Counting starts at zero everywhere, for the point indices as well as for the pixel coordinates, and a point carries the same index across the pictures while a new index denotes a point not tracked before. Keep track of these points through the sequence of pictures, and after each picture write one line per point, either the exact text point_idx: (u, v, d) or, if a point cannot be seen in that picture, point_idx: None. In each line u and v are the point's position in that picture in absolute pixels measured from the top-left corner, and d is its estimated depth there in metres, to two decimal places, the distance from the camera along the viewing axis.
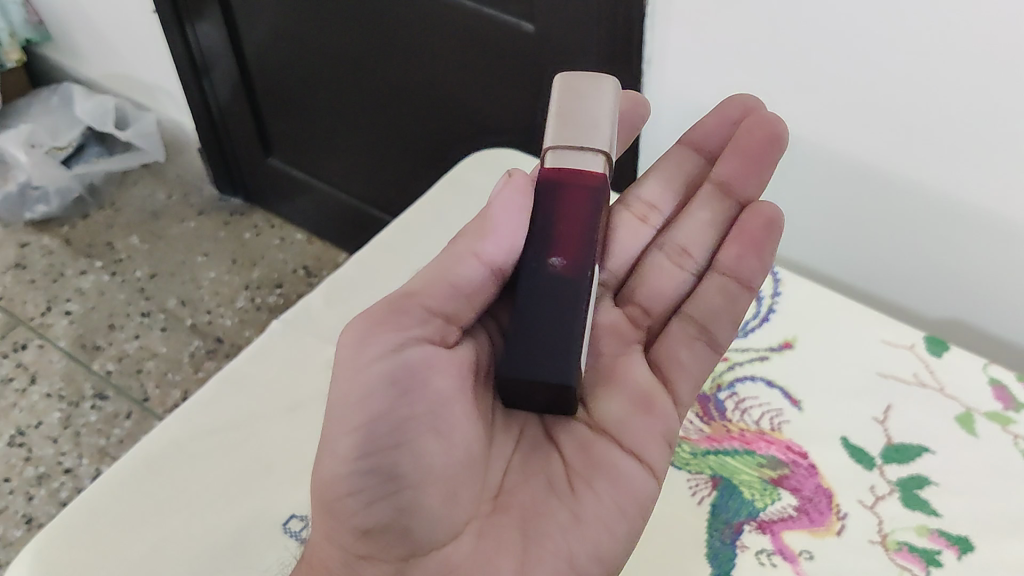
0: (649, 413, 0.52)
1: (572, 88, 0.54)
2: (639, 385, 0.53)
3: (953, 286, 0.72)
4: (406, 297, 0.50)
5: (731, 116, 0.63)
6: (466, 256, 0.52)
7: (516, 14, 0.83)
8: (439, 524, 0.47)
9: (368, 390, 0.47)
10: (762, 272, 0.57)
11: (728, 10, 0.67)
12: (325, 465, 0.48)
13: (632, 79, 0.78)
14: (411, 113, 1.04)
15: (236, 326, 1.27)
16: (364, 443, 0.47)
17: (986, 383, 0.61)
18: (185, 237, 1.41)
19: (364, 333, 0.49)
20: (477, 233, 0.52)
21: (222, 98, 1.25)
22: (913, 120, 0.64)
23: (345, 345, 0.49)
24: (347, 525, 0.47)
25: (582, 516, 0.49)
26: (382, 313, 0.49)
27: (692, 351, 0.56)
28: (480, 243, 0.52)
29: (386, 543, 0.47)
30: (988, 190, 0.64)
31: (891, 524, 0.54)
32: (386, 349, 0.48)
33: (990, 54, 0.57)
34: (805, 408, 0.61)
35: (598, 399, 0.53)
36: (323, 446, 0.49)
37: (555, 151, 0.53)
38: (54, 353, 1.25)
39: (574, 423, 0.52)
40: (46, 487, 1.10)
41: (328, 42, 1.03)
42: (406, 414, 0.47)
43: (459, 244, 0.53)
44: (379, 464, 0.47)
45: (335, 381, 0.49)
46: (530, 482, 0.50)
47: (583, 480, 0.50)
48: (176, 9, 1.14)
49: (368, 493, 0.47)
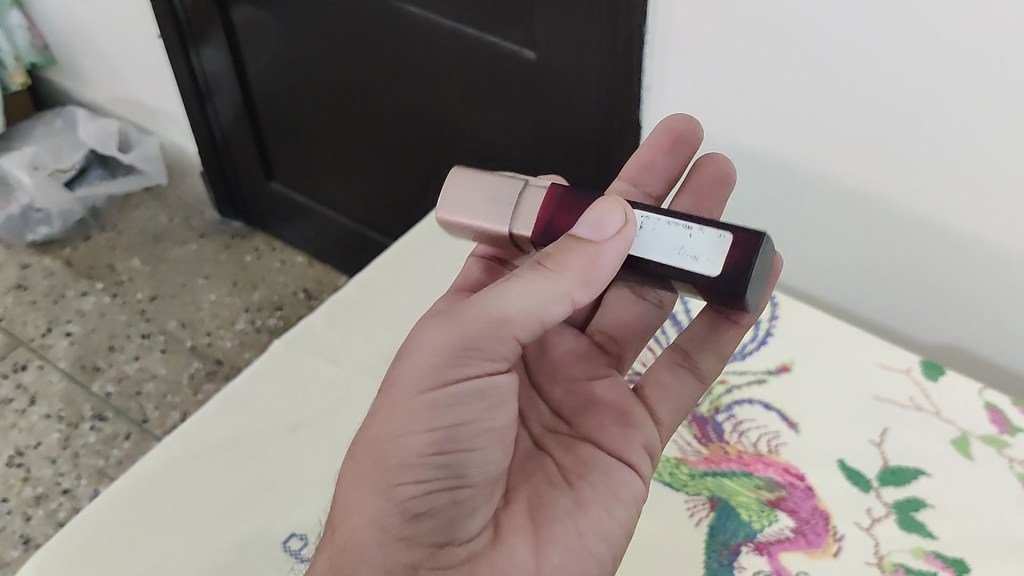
0: (629, 425, 0.52)
1: (464, 180, 0.50)
2: (614, 402, 0.53)
3: (948, 311, 0.72)
4: (503, 324, 0.44)
5: (663, 145, 0.60)
6: (562, 298, 0.44)
7: (518, 41, 0.84)
8: (475, 515, 0.46)
9: (458, 398, 0.44)
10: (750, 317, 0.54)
11: (728, 34, 0.68)
12: (390, 450, 0.44)
13: (630, 106, 0.79)
14: (413, 139, 1.04)
15: (236, 348, 1.28)
16: (441, 440, 0.44)
17: (982, 408, 0.62)
18: (186, 260, 1.42)
19: (460, 347, 0.44)
20: (579, 278, 0.44)
21: (225, 123, 1.26)
22: (909, 148, 0.65)
23: (430, 350, 0.44)
24: (399, 504, 0.43)
25: (584, 504, 0.49)
26: (476, 339, 0.44)
27: (675, 375, 0.55)
28: (582, 289, 0.45)
29: (431, 526, 0.44)
30: (980, 217, 0.65)
31: (887, 546, 0.55)
32: (477, 371, 0.45)
33: (983, 82, 0.58)
34: (801, 430, 0.61)
35: (581, 413, 0.53)
36: (383, 430, 0.44)
37: (519, 222, 0.48)
38: (54, 373, 1.25)
39: (560, 435, 0.53)
40: (43, 508, 1.10)
41: (330, 66, 1.04)
42: (488, 427, 0.46)
43: (555, 284, 0.44)
44: (450, 461, 0.44)
45: (416, 386, 0.44)
46: (531, 479, 0.50)
47: (578, 475, 0.50)
48: (181, 34, 1.16)
49: (436, 483, 0.44)
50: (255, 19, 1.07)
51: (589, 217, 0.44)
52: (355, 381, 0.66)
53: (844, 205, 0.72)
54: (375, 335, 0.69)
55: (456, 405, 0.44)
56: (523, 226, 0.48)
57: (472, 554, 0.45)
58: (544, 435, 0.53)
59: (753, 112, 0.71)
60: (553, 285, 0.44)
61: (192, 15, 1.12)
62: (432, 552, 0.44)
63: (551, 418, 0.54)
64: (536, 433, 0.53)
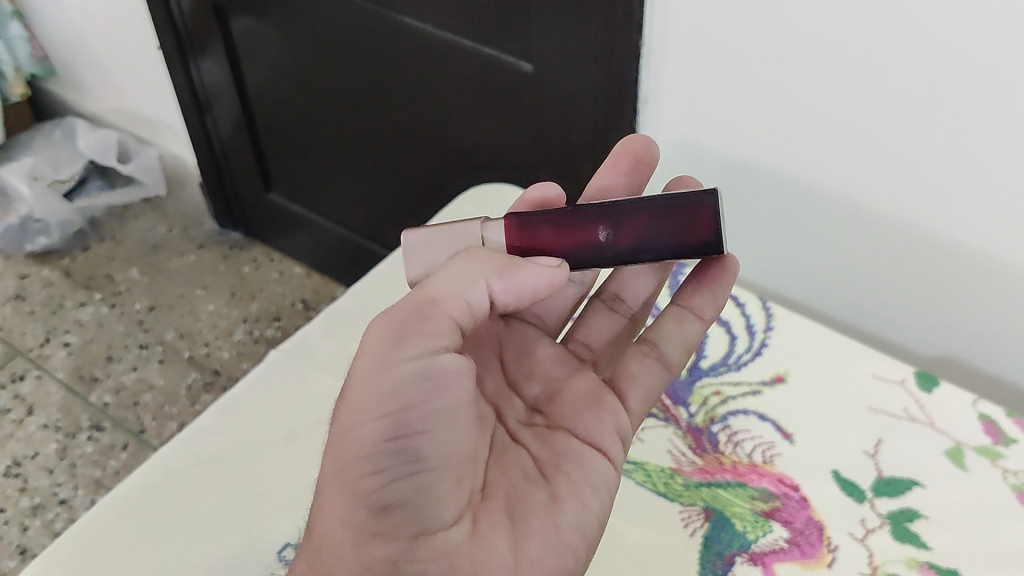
0: (599, 409, 0.53)
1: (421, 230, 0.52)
2: (586, 390, 0.54)
3: (942, 322, 0.73)
4: (430, 304, 0.46)
5: (622, 168, 0.57)
6: (478, 279, 0.46)
7: (515, 53, 0.84)
8: (447, 505, 0.45)
9: (403, 382, 0.45)
10: (713, 304, 0.56)
11: (722, 45, 0.68)
12: (348, 444, 0.45)
13: (627, 119, 0.79)
14: (410, 150, 1.05)
15: (233, 359, 1.28)
16: (391, 424, 0.45)
17: (975, 418, 0.62)
18: (184, 270, 1.42)
19: (396, 330, 0.46)
20: (491, 259, 0.46)
21: (225, 134, 1.26)
22: (904, 161, 0.65)
23: (371, 343, 0.46)
24: (364, 500, 0.44)
25: (559, 496, 0.49)
26: (407, 324, 0.46)
27: (643, 364, 0.56)
28: (493, 271, 0.46)
29: (401, 520, 0.44)
30: (974, 228, 0.65)
31: (881, 556, 0.55)
32: (418, 352, 0.45)
33: (980, 97, 0.58)
34: (796, 441, 0.61)
35: (556, 405, 0.54)
36: (341, 428, 0.46)
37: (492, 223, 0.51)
38: (51, 384, 1.25)
39: (535, 428, 0.53)
40: (40, 518, 1.10)
41: (328, 78, 1.05)
42: (439, 409, 0.46)
43: (467, 269, 0.47)
44: (404, 446, 0.45)
45: (358, 378, 0.46)
46: (507, 473, 0.50)
47: (553, 467, 0.50)
48: (180, 45, 1.16)
49: (395, 471, 0.44)
50: (254, 30, 1.07)
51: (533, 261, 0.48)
52: None
53: (839, 216, 0.72)
54: None
55: (401, 388, 0.45)
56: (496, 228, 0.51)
57: (448, 546, 0.45)
58: (519, 428, 0.53)
59: (748, 125, 0.72)
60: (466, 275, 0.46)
61: (191, 26, 1.13)
62: (409, 545, 0.44)
63: (526, 413, 0.54)
64: (512, 426, 0.53)
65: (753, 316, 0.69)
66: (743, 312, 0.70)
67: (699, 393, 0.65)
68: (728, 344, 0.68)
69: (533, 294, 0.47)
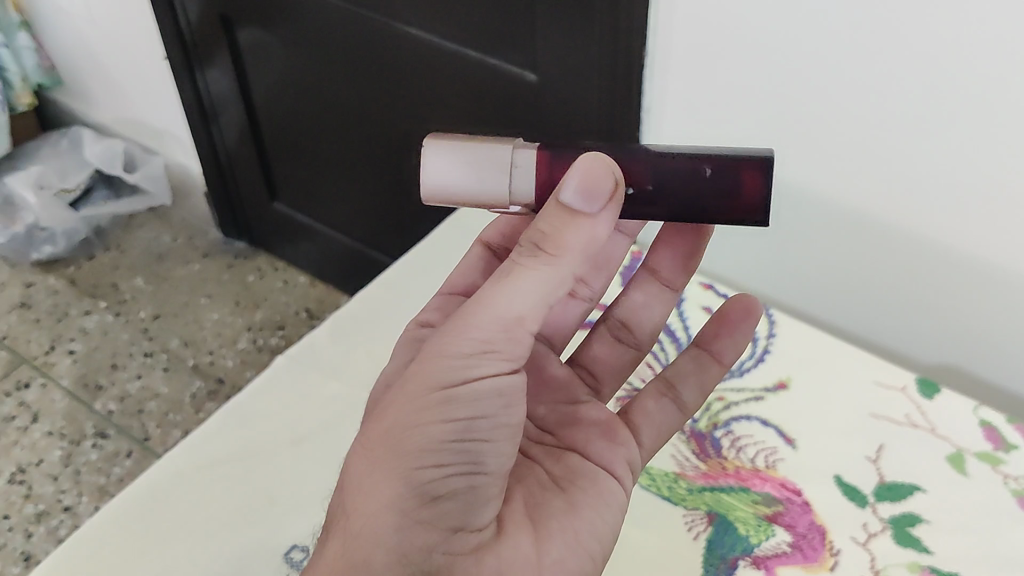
0: (613, 441, 0.54)
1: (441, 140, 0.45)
2: (600, 419, 0.55)
3: (943, 330, 0.73)
4: (516, 323, 0.43)
5: None
6: (568, 281, 0.43)
7: (519, 63, 0.85)
8: (487, 506, 0.45)
9: (482, 392, 0.43)
10: (734, 349, 0.58)
11: (724, 55, 0.69)
12: (408, 437, 0.43)
13: (631, 129, 0.80)
14: (415, 160, 1.05)
15: (237, 367, 1.28)
16: (458, 431, 0.43)
17: (976, 424, 0.62)
18: (189, 279, 1.42)
19: (481, 345, 0.43)
20: (579, 256, 0.42)
21: (231, 144, 1.27)
22: (904, 171, 0.66)
23: (449, 346, 0.43)
24: (416, 488, 0.42)
25: (577, 505, 0.49)
26: (492, 338, 0.43)
27: (659, 404, 0.57)
28: (580, 264, 0.43)
29: (448, 512, 0.43)
30: (974, 236, 0.66)
31: (883, 560, 0.55)
32: (494, 371, 0.44)
33: (981, 108, 0.59)
34: (799, 446, 0.62)
35: (568, 428, 0.54)
36: (399, 417, 0.43)
37: (520, 147, 0.44)
38: (56, 392, 1.26)
39: (547, 446, 0.53)
40: (45, 525, 1.10)
41: (335, 88, 1.05)
42: (503, 423, 0.45)
43: (559, 266, 0.42)
44: (467, 448, 0.44)
45: (435, 383, 0.43)
46: (523, 481, 0.50)
47: (568, 480, 0.51)
48: (187, 55, 1.17)
49: (454, 468, 0.43)
50: (261, 41, 1.08)
51: (581, 183, 0.41)
52: (358, 395, 0.66)
53: (841, 226, 0.73)
54: (376, 350, 0.70)
55: (476, 400, 0.43)
56: (527, 166, 0.44)
57: (478, 545, 0.44)
58: (530, 445, 0.53)
59: (750, 135, 0.72)
60: (556, 269, 0.42)
61: (198, 37, 1.14)
62: (445, 536, 0.43)
63: (536, 431, 0.54)
64: (524, 442, 0.53)
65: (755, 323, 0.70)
66: None
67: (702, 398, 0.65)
68: None
69: (597, 245, 0.43)
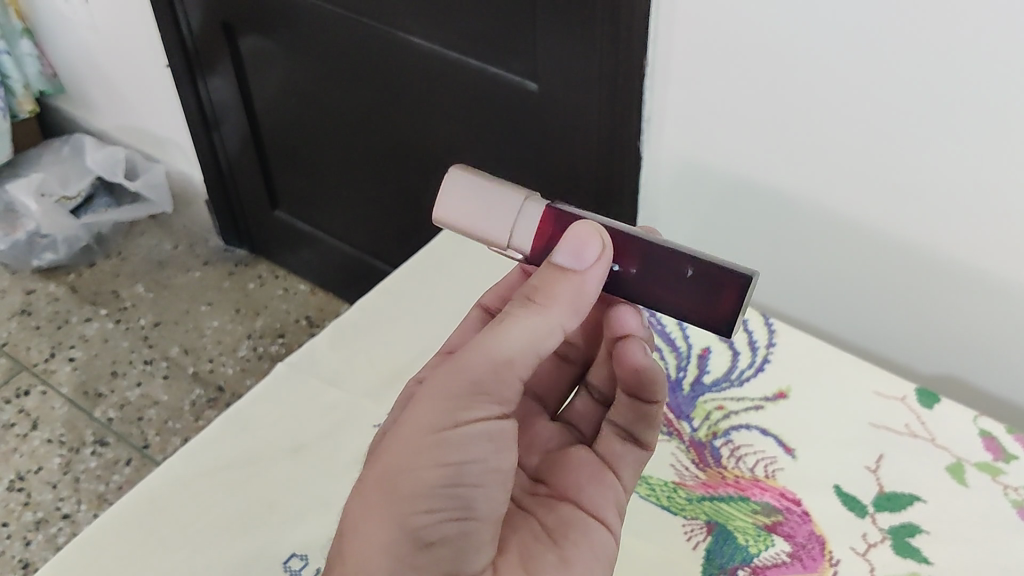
0: (603, 485, 0.53)
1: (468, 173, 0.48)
2: (590, 463, 0.54)
3: (942, 340, 0.73)
4: (508, 368, 0.44)
5: None
6: (558, 332, 0.45)
7: (520, 73, 0.85)
8: (482, 553, 0.45)
9: (473, 437, 0.44)
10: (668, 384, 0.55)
11: (724, 65, 0.69)
12: (401, 482, 0.43)
13: (631, 139, 0.80)
14: (415, 169, 1.06)
15: (237, 374, 1.28)
16: (450, 477, 0.43)
17: (976, 435, 0.62)
18: (190, 286, 1.42)
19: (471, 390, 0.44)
20: (568, 309, 0.45)
21: (232, 151, 1.27)
22: (903, 181, 0.66)
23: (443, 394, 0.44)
24: (409, 534, 0.42)
25: (570, 560, 0.48)
26: (482, 381, 0.44)
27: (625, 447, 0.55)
28: (570, 318, 0.46)
29: (441, 558, 0.43)
30: (973, 246, 0.66)
31: (882, 571, 0.55)
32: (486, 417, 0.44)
33: (979, 117, 0.59)
34: (798, 456, 0.62)
35: (559, 474, 0.53)
36: (393, 461, 0.43)
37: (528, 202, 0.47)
38: (56, 399, 1.26)
39: (541, 497, 0.52)
40: (43, 532, 1.10)
41: (335, 96, 1.06)
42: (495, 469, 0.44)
43: (548, 317, 0.45)
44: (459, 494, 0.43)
45: (428, 427, 0.43)
46: (516, 532, 0.50)
47: (561, 531, 0.50)
48: (189, 62, 1.17)
49: (445, 513, 0.43)
50: (262, 49, 1.09)
51: (568, 245, 0.44)
52: (357, 403, 0.66)
53: (841, 236, 0.73)
54: (375, 358, 0.70)
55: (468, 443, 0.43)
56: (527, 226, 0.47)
57: None
58: (523, 497, 0.53)
59: (750, 144, 0.72)
60: (547, 319, 0.45)
61: (200, 44, 1.15)
62: None
63: (530, 484, 0.54)
64: (517, 495, 0.53)
65: (755, 332, 0.70)
66: (746, 328, 0.70)
67: (701, 407, 0.65)
68: (730, 360, 0.68)
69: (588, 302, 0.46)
